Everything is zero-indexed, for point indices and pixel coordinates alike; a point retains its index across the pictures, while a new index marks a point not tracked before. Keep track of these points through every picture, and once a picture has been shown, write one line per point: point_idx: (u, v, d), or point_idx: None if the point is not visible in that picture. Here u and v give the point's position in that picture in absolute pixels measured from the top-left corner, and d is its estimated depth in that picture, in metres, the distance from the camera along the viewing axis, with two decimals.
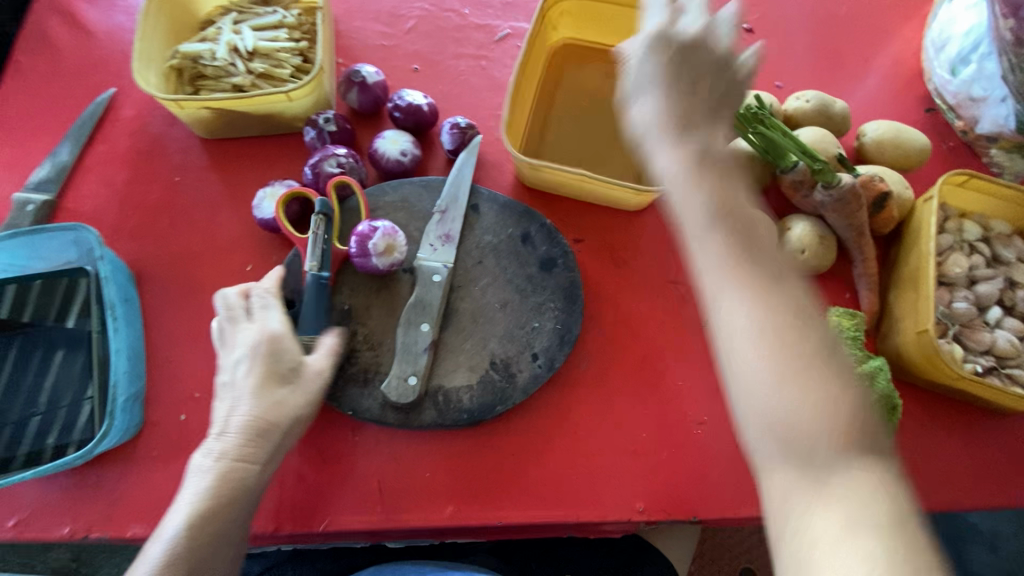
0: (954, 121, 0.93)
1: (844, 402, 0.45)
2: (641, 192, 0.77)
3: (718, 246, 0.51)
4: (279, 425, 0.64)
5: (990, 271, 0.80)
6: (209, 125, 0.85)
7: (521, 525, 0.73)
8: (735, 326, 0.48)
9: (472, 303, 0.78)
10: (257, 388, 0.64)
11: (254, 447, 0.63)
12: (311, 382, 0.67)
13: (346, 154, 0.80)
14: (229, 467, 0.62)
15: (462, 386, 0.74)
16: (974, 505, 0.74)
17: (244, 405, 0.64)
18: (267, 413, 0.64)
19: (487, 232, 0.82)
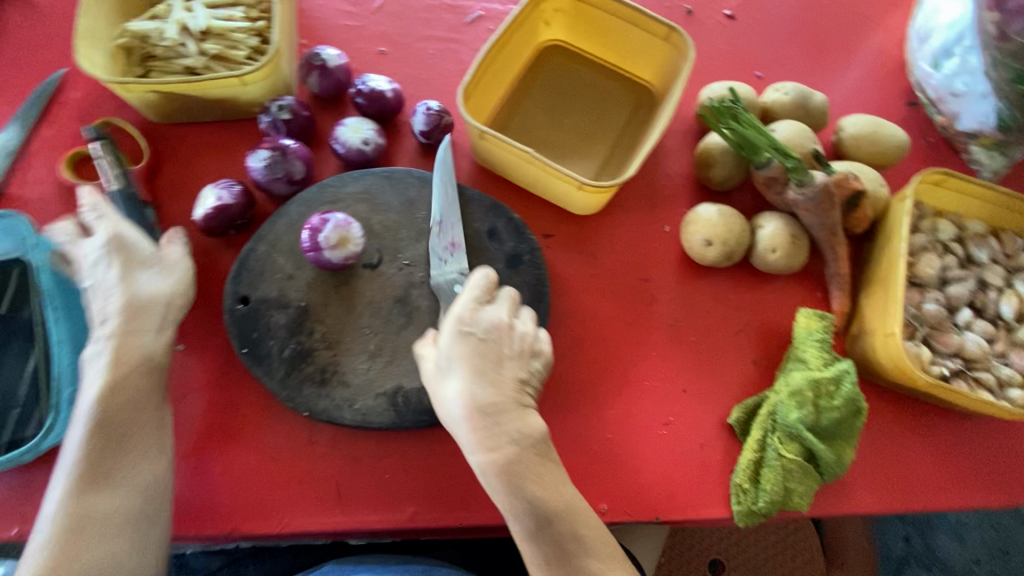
0: (935, 116, 0.91)
1: (562, 512, 0.60)
2: (583, 187, 0.74)
3: (473, 406, 0.60)
4: (144, 347, 0.64)
5: (962, 272, 0.79)
6: (160, 109, 0.81)
7: (481, 526, 0.72)
8: (497, 478, 0.59)
9: (435, 301, 0.76)
10: (121, 277, 0.64)
11: (105, 415, 0.61)
12: (159, 305, 0.66)
13: (269, 148, 0.76)
14: (83, 468, 0.60)
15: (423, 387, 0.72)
16: (935, 507, 0.74)
17: (112, 296, 0.64)
18: (109, 391, 0.62)
19: None
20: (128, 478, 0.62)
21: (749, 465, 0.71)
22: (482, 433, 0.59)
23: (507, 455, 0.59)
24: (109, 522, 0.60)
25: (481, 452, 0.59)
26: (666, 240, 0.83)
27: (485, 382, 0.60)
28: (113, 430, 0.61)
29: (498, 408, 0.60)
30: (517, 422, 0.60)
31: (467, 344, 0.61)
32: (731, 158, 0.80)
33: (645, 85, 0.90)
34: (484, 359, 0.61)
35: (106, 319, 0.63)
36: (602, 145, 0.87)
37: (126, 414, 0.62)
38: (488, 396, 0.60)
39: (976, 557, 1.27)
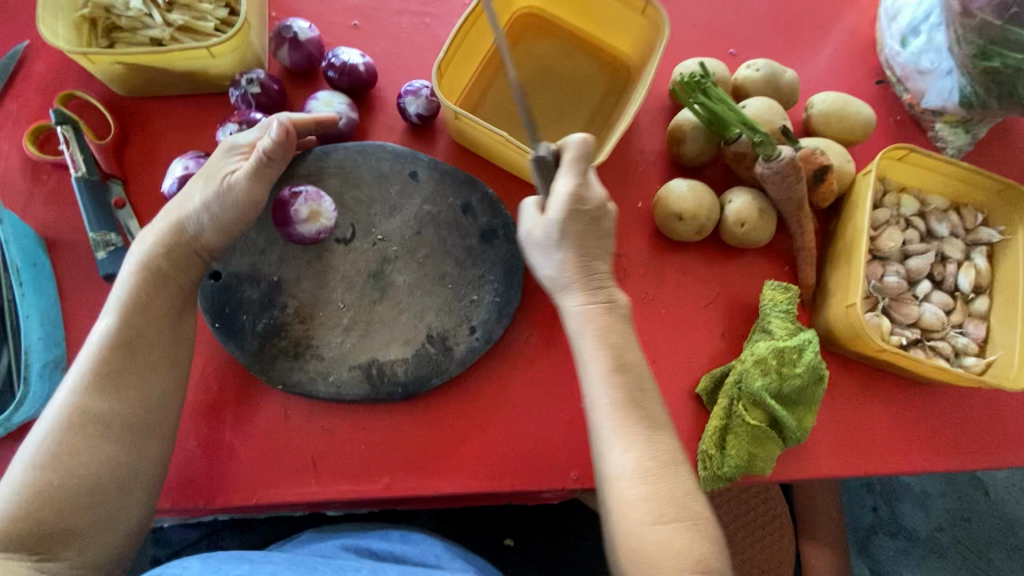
0: (902, 94, 0.93)
1: (665, 476, 0.58)
2: None
3: (600, 350, 0.62)
4: (201, 228, 0.67)
5: (922, 246, 0.81)
6: (126, 81, 0.80)
7: (456, 495, 0.74)
8: (613, 423, 0.60)
9: (409, 275, 0.77)
10: (198, 184, 0.68)
11: (164, 263, 0.66)
12: (205, 220, 0.67)
13: (237, 121, 0.78)
14: (95, 372, 0.61)
15: (397, 359, 0.74)
16: (892, 471, 0.77)
17: (180, 202, 0.68)
18: (151, 263, 0.65)
19: (427, 201, 0.79)
20: (132, 400, 0.61)
21: (715, 432, 0.74)
22: (590, 311, 0.62)
23: (603, 334, 0.62)
24: (103, 434, 0.59)
25: (592, 326, 0.62)
26: (639, 215, 0.84)
27: (590, 269, 0.63)
28: (131, 341, 0.62)
29: (598, 300, 0.63)
30: (615, 314, 0.63)
31: (574, 225, 0.61)
32: (700, 132, 0.80)
33: (622, 59, 0.90)
34: (586, 249, 0.63)
35: (185, 199, 0.68)
36: (580, 122, 0.87)
37: (149, 331, 0.64)
38: (595, 284, 0.63)
39: (939, 525, 1.33)
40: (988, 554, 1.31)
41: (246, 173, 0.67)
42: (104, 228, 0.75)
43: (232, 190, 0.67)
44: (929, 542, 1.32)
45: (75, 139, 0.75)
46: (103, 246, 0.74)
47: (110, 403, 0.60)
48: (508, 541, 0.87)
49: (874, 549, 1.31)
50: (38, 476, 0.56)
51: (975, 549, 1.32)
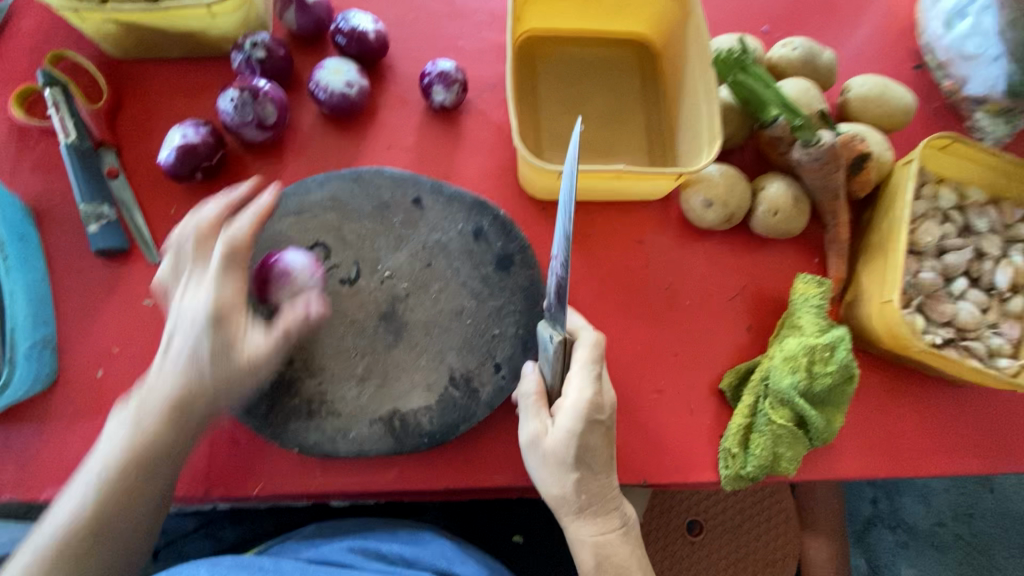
0: (942, 80, 0.88)
1: None
2: (621, 174, 0.69)
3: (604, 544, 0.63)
4: (200, 402, 0.59)
5: (960, 241, 0.77)
6: (120, 42, 0.74)
7: (467, 488, 0.70)
8: None
9: (423, 314, 0.71)
10: (201, 348, 0.58)
11: (160, 434, 0.58)
12: (210, 385, 0.59)
13: (238, 87, 0.70)
14: (59, 552, 0.55)
15: (420, 407, 0.68)
16: (919, 473, 0.74)
17: (157, 387, 0.59)
18: (146, 440, 0.58)
19: (434, 229, 0.74)
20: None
21: (739, 430, 0.71)
22: (593, 524, 0.63)
23: (616, 539, 0.63)
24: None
25: (587, 537, 0.63)
26: (664, 201, 0.80)
27: (596, 473, 0.62)
28: (103, 527, 0.56)
29: (584, 501, 0.62)
30: (624, 510, 0.65)
31: (597, 437, 0.61)
32: (733, 113, 0.76)
33: (642, 46, 0.85)
34: (605, 457, 0.62)
35: (174, 359, 0.59)
36: (638, 127, 0.82)
37: (128, 510, 0.57)
38: (603, 485, 0.63)
39: (941, 520, 1.32)
40: (990, 551, 1.30)
41: (267, 342, 0.60)
42: (95, 199, 0.70)
43: (247, 364, 0.59)
44: (930, 536, 1.31)
45: (63, 102, 0.70)
46: (95, 219, 0.69)
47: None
48: (517, 538, 0.84)
49: (872, 542, 1.31)
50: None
51: (977, 545, 1.31)
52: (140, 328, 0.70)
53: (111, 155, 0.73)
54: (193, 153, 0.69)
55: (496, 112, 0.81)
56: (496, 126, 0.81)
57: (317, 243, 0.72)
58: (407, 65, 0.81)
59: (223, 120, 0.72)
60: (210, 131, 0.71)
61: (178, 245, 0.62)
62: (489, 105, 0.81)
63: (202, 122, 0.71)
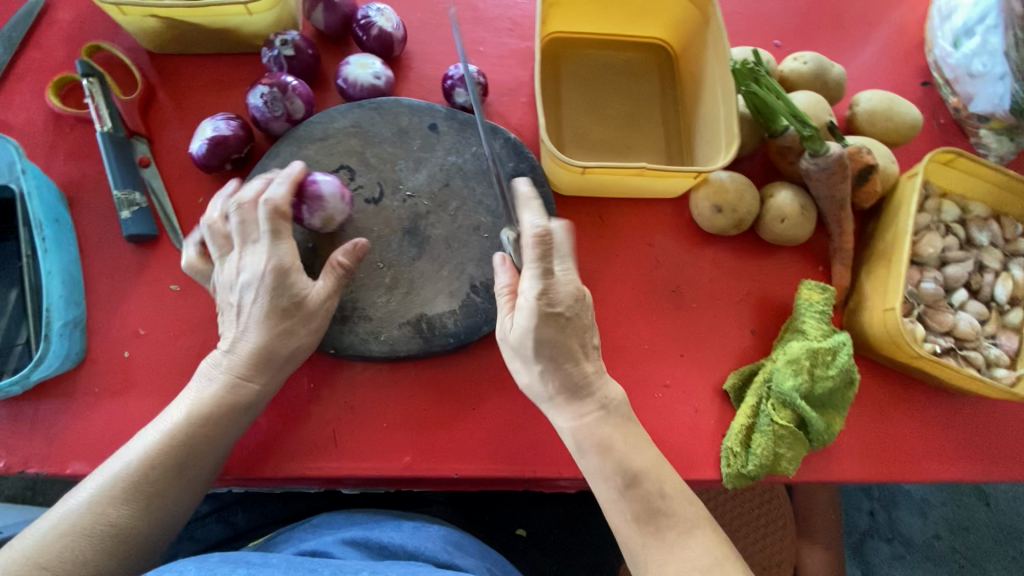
0: (948, 96, 0.91)
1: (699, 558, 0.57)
2: (641, 171, 0.72)
3: (587, 433, 0.61)
4: (273, 360, 0.65)
5: (961, 254, 0.79)
6: (157, 36, 0.77)
7: (475, 478, 0.72)
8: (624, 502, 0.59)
9: (444, 228, 0.75)
10: (267, 285, 0.64)
11: (214, 412, 0.63)
12: (295, 316, 0.65)
13: (268, 83, 0.73)
14: (133, 489, 0.58)
15: (445, 311, 0.72)
16: (917, 478, 0.76)
17: (247, 333, 0.65)
18: (238, 383, 0.64)
19: (450, 151, 0.77)
20: (155, 524, 0.59)
21: (741, 430, 0.73)
22: (574, 407, 0.61)
23: (593, 422, 0.61)
24: (113, 555, 0.57)
25: (566, 421, 0.61)
26: (674, 206, 0.82)
27: (564, 361, 0.60)
28: (183, 463, 0.61)
29: (556, 388, 0.61)
30: (602, 391, 0.62)
31: (555, 326, 0.59)
32: (745, 122, 0.78)
33: (659, 50, 0.88)
34: (573, 343, 0.61)
35: (246, 322, 0.65)
36: (655, 128, 0.84)
37: (199, 451, 0.62)
38: (570, 371, 0.60)
39: (937, 532, 1.33)
40: (985, 565, 1.32)
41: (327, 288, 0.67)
42: (128, 187, 0.72)
43: (318, 307, 0.66)
44: (925, 549, 1.32)
45: (99, 93, 0.73)
46: (127, 205, 0.72)
47: (133, 524, 0.58)
48: (521, 532, 0.87)
49: (867, 553, 1.32)
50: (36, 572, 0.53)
51: (972, 559, 1.32)
52: (167, 312, 0.72)
53: (142, 144, 0.76)
54: (222, 144, 0.72)
55: (515, 115, 0.84)
56: (514, 128, 0.83)
57: (342, 166, 0.75)
58: (430, 68, 0.84)
59: (252, 113, 0.74)
60: (240, 124, 0.73)
61: (230, 215, 0.66)
62: (507, 108, 0.84)
63: (232, 115, 0.74)
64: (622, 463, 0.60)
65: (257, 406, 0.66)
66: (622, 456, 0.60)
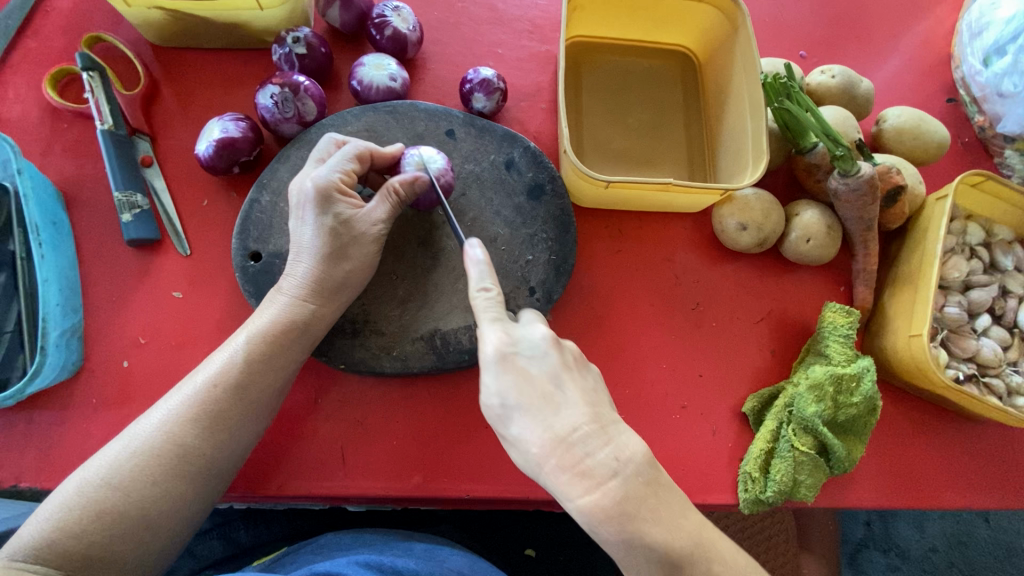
0: (975, 115, 0.89)
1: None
2: (665, 186, 0.70)
3: (594, 508, 0.47)
4: (324, 289, 0.62)
5: (986, 278, 0.78)
6: (163, 29, 0.73)
7: (487, 499, 0.70)
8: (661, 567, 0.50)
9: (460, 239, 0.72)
10: (319, 208, 0.62)
11: (269, 345, 0.61)
12: (350, 238, 0.62)
13: (279, 83, 0.69)
14: (199, 410, 0.57)
15: (460, 327, 0.69)
16: (933, 505, 0.75)
17: (301, 261, 0.63)
18: (294, 308, 0.62)
19: (467, 159, 0.74)
20: (223, 447, 0.58)
21: (761, 455, 0.71)
22: (575, 481, 0.47)
23: (602, 493, 0.47)
24: (184, 477, 0.55)
25: (572, 500, 0.48)
26: (695, 221, 0.80)
27: (541, 416, 0.49)
28: (246, 384, 0.59)
29: (543, 455, 0.48)
30: (607, 449, 0.48)
31: (514, 374, 0.50)
32: (773, 138, 0.77)
33: (683, 58, 0.85)
34: (545, 391, 0.50)
35: (301, 251, 0.63)
36: (677, 138, 0.82)
37: (257, 380, 0.60)
38: (551, 427, 0.48)
39: (934, 545, 1.31)
40: None
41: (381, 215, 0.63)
42: (129, 188, 0.69)
43: (370, 236, 0.63)
44: (923, 562, 1.30)
45: (101, 88, 0.69)
46: (128, 208, 0.69)
47: (200, 444, 0.56)
48: (530, 552, 0.86)
49: (864, 564, 1.30)
50: (110, 492, 0.53)
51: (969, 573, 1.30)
52: (169, 320, 0.69)
53: (145, 143, 0.72)
54: (231, 147, 0.68)
55: (533, 122, 0.81)
56: (533, 135, 0.80)
57: None
58: (446, 69, 0.81)
59: (260, 114, 0.71)
60: (249, 126, 0.70)
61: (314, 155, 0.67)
62: (526, 114, 0.81)
63: (239, 115, 0.70)
64: (647, 533, 0.48)
65: (317, 329, 0.63)
66: (645, 524, 0.48)
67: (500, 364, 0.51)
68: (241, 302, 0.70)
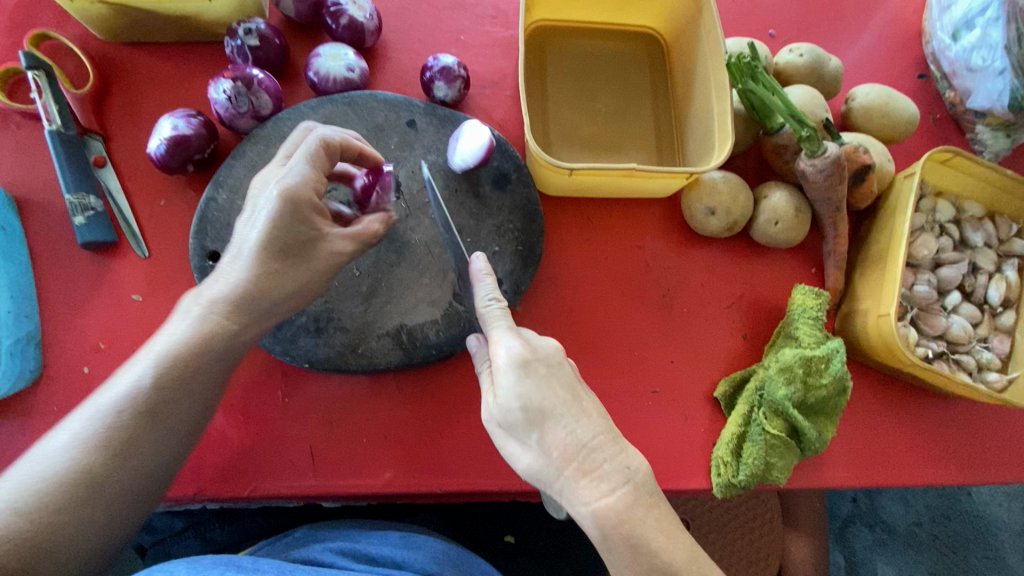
0: (946, 91, 0.88)
1: None
2: (630, 172, 0.69)
3: (609, 516, 0.50)
4: (258, 304, 0.57)
5: (956, 255, 0.78)
6: (109, 25, 0.71)
7: (460, 492, 0.70)
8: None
9: (424, 232, 0.71)
10: (276, 210, 0.56)
11: (192, 360, 0.55)
12: (299, 252, 0.58)
13: (231, 77, 0.67)
14: (107, 437, 0.51)
15: (426, 321, 0.68)
16: (904, 482, 0.76)
17: (238, 269, 0.57)
18: (221, 322, 0.56)
19: (429, 150, 0.73)
20: (137, 473, 0.52)
21: (732, 439, 0.71)
22: (590, 485, 0.50)
23: (620, 501, 0.50)
24: (99, 508, 0.50)
25: (585, 505, 0.50)
26: (665, 206, 0.79)
27: (562, 421, 0.51)
28: (166, 404, 0.54)
29: (562, 458, 0.50)
30: (622, 457, 0.51)
31: (531, 374, 0.53)
32: (740, 119, 0.76)
33: (650, 40, 0.84)
34: (563, 396, 0.52)
35: (241, 256, 0.57)
36: (645, 122, 0.81)
37: (179, 399, 0.54)
38: (572, 432, 0.51)
39: (919, 520, 1.32)
40: (966, 551, 1.31)
41: (339, 244, 0.60)
42: (81, 190, 0.67)
43: (318, 261, 0.59)
44: (907, 536, 1.32)
45: (49, 87, 0.67)
46: (81, 210, 0.67)
47: (112, 474, 0.51)
48: (510, 538, 0.86)
49: (850, 539, 1.31)
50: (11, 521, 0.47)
51: (953, 546, 1.31)
52: (128, 324, 0.68)
53: (97, 143, 0.70)
54: (184, 144, 0.67)
55: (498, 110, 0.79)
56: (498, 124, 0.79)
57: None
58: (407, 58, 0.79)
59: (213, 108, 0.69)
60: (202, 121, 0.68)
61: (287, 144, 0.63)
62: (491, 102, 0.79)
63: (191, 111, 0.68)
64: (657, 546, 0.51)
65: (240, 348, 0.58)
66: (656, 537, 0.51)
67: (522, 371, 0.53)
68: None
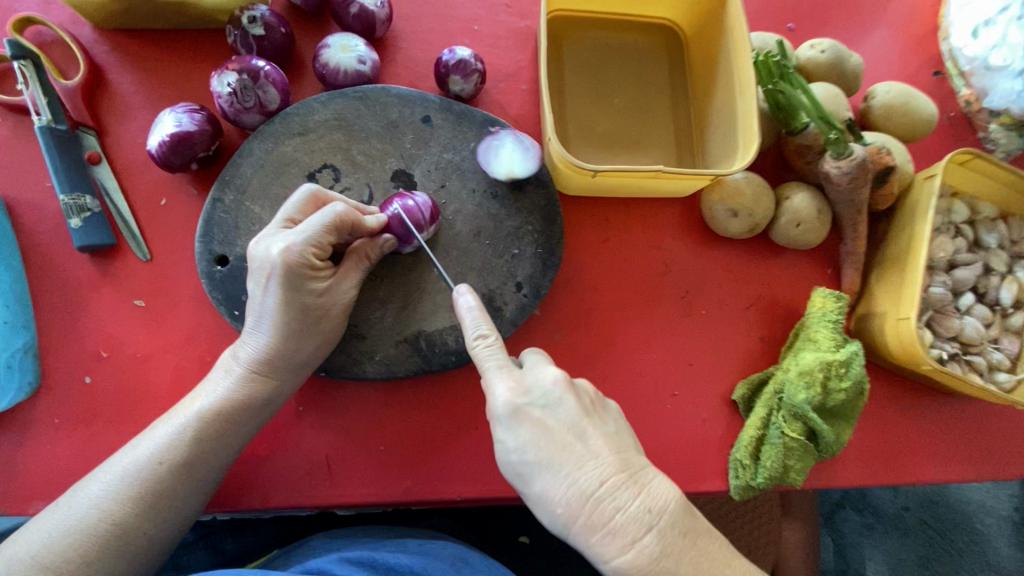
0: (960, 88, 0.87)
1: None
2: (655, 173, 0.67)
3: (636, 560, 0.50)
4: (278, 361, 0.59)
5: (970, 257, 0.78)
6: (101, 11, 0.66)
7: (478, 499, 0.69)
8: None
9: (442, 234, 0.68)
10: (283, 280, 0.56)
11: (218, 421, 0.57)
12: (314, 313, 0.58)
13: (236, 70, 0.63)
14: (139, 490, 0.54)
15: (446, 328, 0.66)
16: (914, 481, 0.77)
17: (258, 333, 0.58)
18: (248, 381, 0.59)
19: (446, 148, 0.70)
20: (163, 525, 0.55)
21: (751, 442, 0.71)
22: (608, 540, 0.50)
23: (642, 545, 0.49)
24: (129, 558, 0.53)
25: (608, 554, 0.50)
26: (684, 206, 0.78)
27: (566, 472, 0.50)
28: (191, 462, 0.56)
29: (575, 512, 0.50)
30: (640, 500, 0.50)
31: (530, 426, 0.51)
32: (764, 118, 0.74)
33: (669, 32, 0.81)
34: (568, 444, 0.51)
35: (258, 321, 0.58)
36: (664, 119, 0.79)
37: (205, 456, 0.57)
38: (577, 482, 0.50)
39: (907, 505, 1.36)
40: (951, 535, 1.36)
41: (350, 289, 0.61)
42: (75, 190, 0.63)
43: (331, 314, 0.59)
44: (896, 520, 1.35)
45: (40, 79, 0.62)
46: (76, 212, 0.63)
47: (141, 525, 0.54)
48: (524, 539, 0.86)
49: (840, 524, 1.34)
50: (42, 572, 0.50)
51: (940, 530, 1.36)
52: (131, 332, 0.65)
53: (93, 138, 0.66)
54: (188, 142, 0.63)
55: (514, 105, 0.76)
56: (514, 120, 0.76)
57: (325, 164, 0.68)
58: (418, 49, 0.75)
59: (216, 104, 0.65)
60: (208, 115, 0.64)
61: (289, 213, 0.59)
62: (506, 96, 0.76)
63: (191, 104, 0.64)
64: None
65: (275, 403, 0.61)
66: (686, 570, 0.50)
67: (520, 421, 0.52)
68: (211, 309, 0.66)
